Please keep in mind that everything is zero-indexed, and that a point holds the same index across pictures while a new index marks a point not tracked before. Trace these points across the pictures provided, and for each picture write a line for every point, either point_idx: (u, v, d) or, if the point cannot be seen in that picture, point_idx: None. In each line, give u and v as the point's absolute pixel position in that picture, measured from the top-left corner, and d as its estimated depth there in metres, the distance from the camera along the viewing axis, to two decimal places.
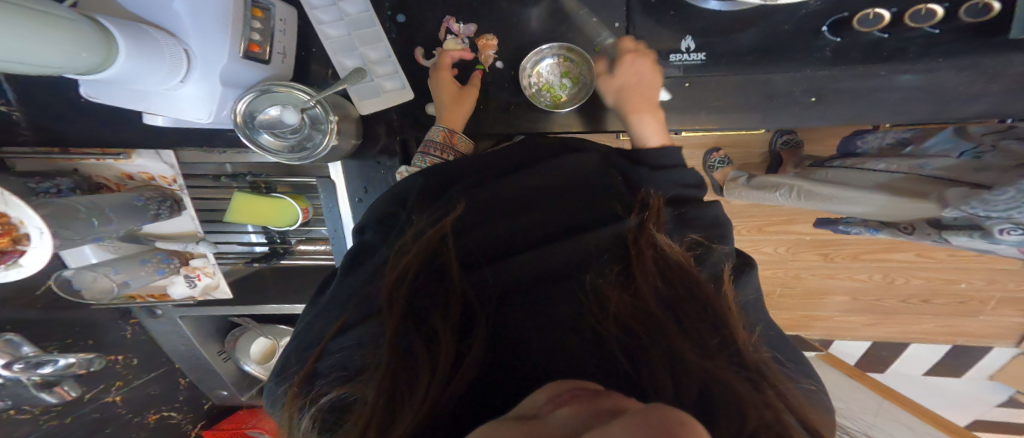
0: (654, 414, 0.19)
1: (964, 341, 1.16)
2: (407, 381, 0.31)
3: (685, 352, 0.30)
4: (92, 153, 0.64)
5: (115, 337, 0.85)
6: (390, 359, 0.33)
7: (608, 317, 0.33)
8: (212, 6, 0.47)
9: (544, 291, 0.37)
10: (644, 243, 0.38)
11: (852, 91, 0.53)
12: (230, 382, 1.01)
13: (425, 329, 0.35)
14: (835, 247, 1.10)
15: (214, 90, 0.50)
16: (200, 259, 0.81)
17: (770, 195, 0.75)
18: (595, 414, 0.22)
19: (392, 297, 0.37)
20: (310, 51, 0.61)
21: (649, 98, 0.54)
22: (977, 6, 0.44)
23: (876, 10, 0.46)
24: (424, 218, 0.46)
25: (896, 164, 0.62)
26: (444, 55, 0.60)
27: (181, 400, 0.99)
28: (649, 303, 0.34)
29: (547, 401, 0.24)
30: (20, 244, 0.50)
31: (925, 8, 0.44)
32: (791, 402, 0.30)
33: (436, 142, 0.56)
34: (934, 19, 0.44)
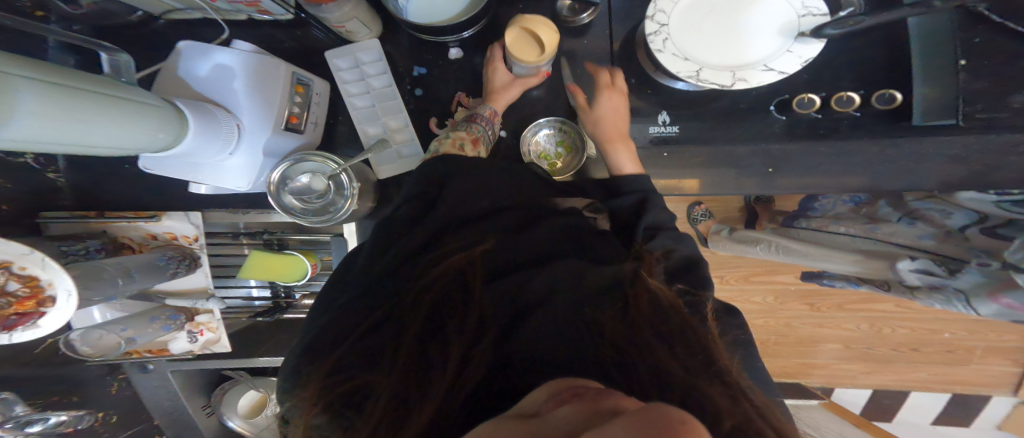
0: (643, 417, 0.27)
1: (961, 389, 1.25)
2: (421, 382, 0.39)
3: (670, 371, 0.39)
4: (125, 217, 0.72)
5: (101, 393, 0.84)
6: (408, 363, 0.41)
7: (607, 339, 0.42)
8: (265, 90, 0.59)
9: (545, 314, 0.45)
10: (640, 283, 0.47)
11: (802, 165, 0.60)
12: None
13: (440, 341, 0.43)
14: (819, 296, 1.21)
15: (256, 160, 0.60)
16: (206, 314, 0.84)
17: (750, 248, 0.93)
18: (597, 413, 0.29)
19: (413, 314, 0.45)
20: (338, 119, 0.71)
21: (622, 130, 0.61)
22: (883, 96, 0.53)
23: (807, 95, 0.55)
24: (446, 245, 0.52)
25: (852, 227, 0.78)
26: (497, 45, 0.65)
27: None
28: (641, 332, 0.42)
29: (547, 400, 0.34)
30: (44, 306, 0.53)
31: (845, 95, 0.54)
32: (763, 422, 0.38)
33: (484, 115, 0.63)
34: (853, 104, 0.53)
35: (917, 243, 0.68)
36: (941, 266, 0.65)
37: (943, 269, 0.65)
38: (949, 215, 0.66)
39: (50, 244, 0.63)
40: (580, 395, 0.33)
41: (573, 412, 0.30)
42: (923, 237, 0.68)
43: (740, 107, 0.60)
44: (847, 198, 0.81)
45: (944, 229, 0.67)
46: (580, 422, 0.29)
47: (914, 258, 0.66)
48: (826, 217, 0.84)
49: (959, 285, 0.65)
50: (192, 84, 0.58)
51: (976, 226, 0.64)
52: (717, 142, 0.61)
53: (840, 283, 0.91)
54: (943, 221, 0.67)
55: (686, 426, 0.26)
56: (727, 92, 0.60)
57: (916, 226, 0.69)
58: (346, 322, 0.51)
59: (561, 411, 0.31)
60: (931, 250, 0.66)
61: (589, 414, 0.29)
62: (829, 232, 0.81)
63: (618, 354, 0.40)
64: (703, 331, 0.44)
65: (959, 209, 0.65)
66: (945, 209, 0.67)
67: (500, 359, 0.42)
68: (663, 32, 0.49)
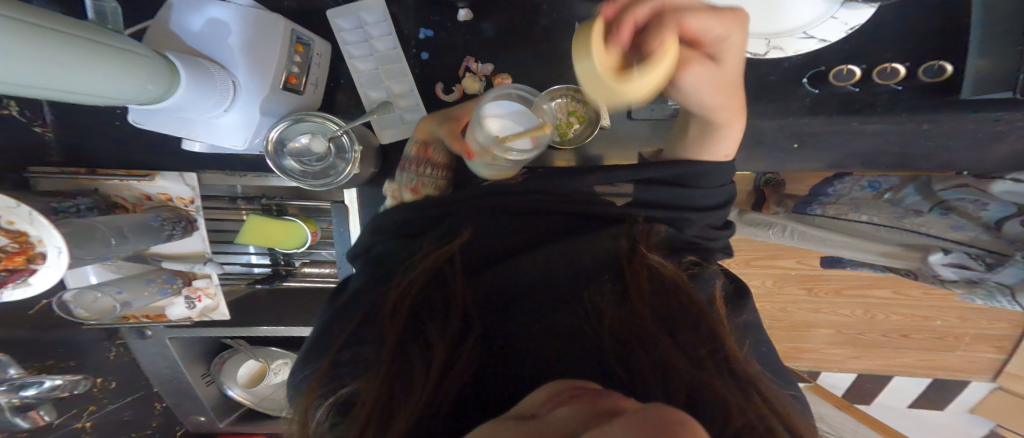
0: (652, 417, 0.27)
1: (943, 374, 1.28)
2: (408, 382, 0.40)
3: (676, 361, 0.39)
4: (117, 174, 0.70)
5: (98, 358, 0.83)
6: (393, 364, 0.42)
7: (602, 331, 0.42)
8: (262, 45, 0.55)
9: (537, 307, 0.46)
10: (637, 266, 0.47)
11: (829, 139, 0.59)
12: (211, 407, 1.00)
13: (426, 340, 0.44)
14: (819, 281, 1.21)
15: (252, 119, 0.57)
16: (203, 279, 0.82)
17: (763, 231, 0.92)
18: (597, 413, 0.30)
19: (397, 310, 0.46)
20: (339, 82, 0.68)
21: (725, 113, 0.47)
22: (933, 68, 0.50)
23: (848, 66, 0.52)
24: (434, 238, 0.53)
25: (877, 215, 0.75)
26: None
27: (154, 427, 0.96)
28: (639, 320, 0.43)
29: (548, 401, 0.33)
30: (34, 263, 0.51)
31: (890, 67, 0.51)
32: (777, 407, 0.38)
33: (411, 157, 0.61)
34: (898, 76, 0.51)
35: (951, 234, 0.67)
36: (978, 260, 0.67)
37: (979, 262, 0.67)
38: (983, 210, 0.64)
39: (41, 199, 0.63)
40: (579, 395, 0.33)
41: (570, 411, 0.30)
42: (957, 228, 0.67)
43: (768, 79, 0.57)
44: (866, 184, 0.79)
45: (980, 222, 0.66)
46: (579, 422, 0.29)
47: (948, 253, 0.67)
48: (842, 204, 0.81)
49: (998, 279, 0.68)
50: (186, 38, 0.55)
51: (1013, 218, 0.62)
52: (742, 117, 0.59)
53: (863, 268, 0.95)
54: (977, 214, 0.65)
55: (688, 427, 0.26)
56: (751, 65, 0.56)
57: (948, 217, 0.68)
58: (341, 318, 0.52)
59: (560, 411, 0.31)
60: (973, 241, 0.66)
61: (587, 415, 0.29)
62: (851, 221, 0.78)
63: (614, 350, 0.41)
64: (706, 312, 0.44)
65: (992, 201, 0.62)
66: (978, 202, 0.65)
67: (490, 356, 0.42)
68: None
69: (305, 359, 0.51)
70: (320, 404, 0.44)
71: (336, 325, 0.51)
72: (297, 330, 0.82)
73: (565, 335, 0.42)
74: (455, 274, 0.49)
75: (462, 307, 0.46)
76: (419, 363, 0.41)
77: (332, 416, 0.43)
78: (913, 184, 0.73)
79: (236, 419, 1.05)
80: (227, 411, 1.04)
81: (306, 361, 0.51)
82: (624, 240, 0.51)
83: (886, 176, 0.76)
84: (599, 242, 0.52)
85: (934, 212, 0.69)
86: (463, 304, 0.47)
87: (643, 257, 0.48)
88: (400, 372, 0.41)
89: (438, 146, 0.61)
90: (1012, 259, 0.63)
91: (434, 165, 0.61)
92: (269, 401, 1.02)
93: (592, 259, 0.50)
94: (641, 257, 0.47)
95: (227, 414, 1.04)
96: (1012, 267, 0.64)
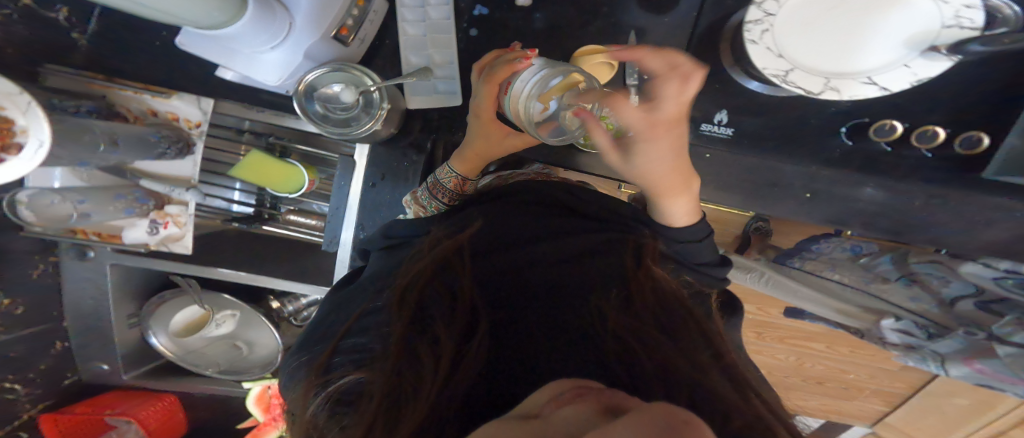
0: (660, 421, 0.26)
1: (835, 419, 1.43)
2: (414, 376, 0.40)
3: (679, 365, 0.40)
4: (132, 86, 0.63)
5: (22, 272, 0.75)
6: (398, 356, 0.41)
7: (608, 333, 0.42)
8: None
9: (546, 305, 0.45)
10: (644, 276, 0.48)
11: (837, 194, 0.64)
12: (121, 355, 0.93)
13: (432, 334, 0.44)
14: (768, 328, 1.29)
15: (293, 61, 0.53)
16: (176, 206, 0.74)
17: (743, 274, 0.96)
18: (600, 414, 0.29)
19: (404, 301, 0.47)
20: (383, 42, 0.64)
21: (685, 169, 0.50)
22: (970, 139, 0.55)
23: (891, 123, 0.55)
24: (444, 232, 0.56)
25: (846, 276, 0.86)
26: (501, 69, 0.52)
27: (43, 371, 0.85)
28: (646, 326, 0.43)
29: (551, 401, 0.33)
30: (5, 152, 0.46)
31: (930, 131, 0.55)
32: (775, 415, 0.37)
33: (446, 188, 0.64)
34: (935, 141, 0.55)
35: (909, 303, 0.79)
36: (923, 329, 0.79)
37: (924, 332, 0.79)
38: (952, 282, 0.73)
39: (43, 93, 0.58)
40: (582, 395, 0.33)
41: (576, 411, 0.30)
42: (915, 300, 0.79)
43: (805, 121, 0.61)
44: (850, 247, 0.87)
45: (938, 297, 0.76)
46: (582, 422, 0.28)
47: (900, 319, 0.80)
48: (821, 260, 0.90)
49: (936, 348, 0.79)
50: None
51: (970, 299, 0.72)
52: (769, 157, 0.63)
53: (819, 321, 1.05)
54: (940, 289, 0.76)
55: (693, 426, 0.26)
56: (780, 110, 0.60)
57: (911, 288, 0.79)
58: (348, 306, 0.53)
59: (565, 411, 0.30)
60: (925, 312, 0.78)
61: (593, 415, 0.29)
62: (823, 277, 0.88)
63: (621, 350, 0.40)
64: (702, 323, 0.46)
65: (957, 280, 0.72)
66: (944, 278, 0.74)
67: (503, 354, 0.41)
68: (765, 23, 0.48)
69: (307, 348, 0.51)
70: (318, 396, 0.43)
71: (340, 316, 0.52)
72: (255, 280, 0.79)
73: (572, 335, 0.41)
74: (462, 268, 0.50)
75: (468, 301, 0.46)
76: (429, 361, 0.41)
77: (333, 408, 0.41)
78: (887, 257, 0.84)
79: (142, 374, 0.98)
80: (134, 363, 0.96)
81: (308, 351, 0.50)
82: (630, 251, 0.52)
83: (863, 242, 0.86)
84: (607, 252, 0.53)
85: (901, 280, 0.80)
86: (470, 301, 0.47)
87: (647, 267, 0.49)
88: (406, 370, 0.40)
89: (473, 181, 0.65)
90: (951, 332, 0.76)
91: (466, 197, 0.66)
92: (195, 354, 0.99)
93: (598, 263, 0.51)
94: (646, 267, 0.49)
95: (135, 367, 0.97)
96: (953, 337, 0.75)
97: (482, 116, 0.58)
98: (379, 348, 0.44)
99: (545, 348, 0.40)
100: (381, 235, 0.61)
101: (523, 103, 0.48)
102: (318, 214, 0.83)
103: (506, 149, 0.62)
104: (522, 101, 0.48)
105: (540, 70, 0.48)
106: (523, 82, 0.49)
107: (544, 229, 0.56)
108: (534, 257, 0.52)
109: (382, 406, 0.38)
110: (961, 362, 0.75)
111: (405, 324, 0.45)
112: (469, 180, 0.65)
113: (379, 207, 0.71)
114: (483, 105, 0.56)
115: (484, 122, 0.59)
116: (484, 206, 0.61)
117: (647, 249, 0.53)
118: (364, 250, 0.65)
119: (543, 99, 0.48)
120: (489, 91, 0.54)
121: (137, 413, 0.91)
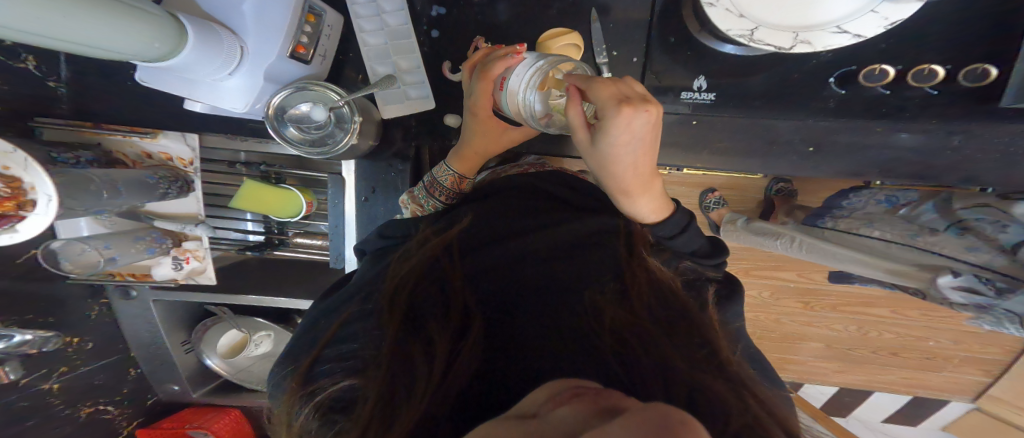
0: (657, 418, 0.23)
1: (923, 393, 1.29)
2: (405, 379, 0.37)
3: (676, 362, 0.36)
4: (120, 130, 0.67)
5: (81, 316, 0.83)
6: (390, 358, 0.39)
7: (603, 327, 0.39)
8: (276, 13, 0.52)
9: (539, 298, 0.42)
10: (639, 268, 0.45)
11: (847, 143, 0.62)
12: (185, 376, 1.00)
13: (423, 334, 0.41)
14: (815, 295, 1.22)
15: (255, 85, 0.55)
16: (193, 241, 0.82)
17: (771, 241, 0.94)
18: (597, 414, 0.25)
19: (394, 302, 0.44)
20: (347, 56, 0.65)
21: (649, 169, 0.46)
22: (976, 72, 0.52)
23: (881, 67, 0.53)
24: (433, 228, 0.53)
25: (888, 231, 0.76)
26: (500, 64, 0.51)
27: (124, 393, 0.94)
28: (641, 319, 0.41)
29: (550, 400, 0.28)
30: (23, 210, 0.50)
31: (927, 70, 0.52)
32: (774, 413, 0.35)
33: (444, 187, 0.63)
34: (935, 79, 0.52)
35: (967, 256, 0.66)
36: (989, 285, 0.65)
37: (989, 287, 0.65)
38: (1004, 232, 0.64)
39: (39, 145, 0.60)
40: (580, 394, 0.29)
41: (576, 411, 0.26)
42: (971, 250, 0.66)
43: (793, 77, 0.59)
44: (883, 198, 0.82)
45: (997, 245, 0.64)
46: (582, 421, 0.24)
47: (959, 275, 0.65)
48: (857, 218, 0.82)
49: (1009, 305, 0.66)
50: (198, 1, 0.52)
51: None
52: (759, 117, 0.62)
53: (868, 282, 0.98)
54: (995, 236, 0.65)
55: (688, 426, 0.22)
56: (775, 64, 0.58)
57: (965, 238, 0.67)
58: (338, 310, 0.51)
59: (561, 412, 0.26)
60: (985, 264, 0.64)
61: (592, 414, 0.25)
62: (859, 235, 0.79)
63: (613, 346, 0.37)
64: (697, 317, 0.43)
65: (1014, 224, 0.63)
66: (1000, 223, 0.65)
67: (493, 353, 0.38)
68: None
69: (295, 356, 0.49)
70: (308, 404, 0.41)
71: (330, 318, 0.50)
72: (280, 301, 0.81)
73: (566, 330, 0.38)
74: (453, 264, 0.47)
75: (460, 297, 0.44)
76: (422, 363, 0.38)
77: (323, 415, 0.40)
78: (931, 202, 0.75)
79: (209, 391, 1.05)
80: (201, 382, 1.04)
81: (297, 357, 0.48)
82: (624, 242, 0.50)
83: (903, 191, 0.80)
84: (601, 242, 0.50)
85: (949, 228, 0.70)
86: (463, 298, 0.44)
87: (641, 258, 0.47)
88: (399, 372, 0.38)
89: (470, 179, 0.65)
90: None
91: (462, 195, 0.65)
92: (246, 372, 1.03)
93: (597, 254, 0.48)
94: (641, 259, 0.46)
95: (202, 384, 1.05)
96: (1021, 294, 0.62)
97: (479, 114, 0.58)
98: (370, 352, 0.42)
99: (541, 341, 0.37)
100: (376, 235, 0.60)
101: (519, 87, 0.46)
102: (323, 234, 0.87)
103: (504, 142, 0.63)
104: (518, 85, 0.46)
105: (536, 60, 0.46)
106: (519, 76, 0.47)
107: (535, 219, 0.53)
108: (526, 245, 0.49)
109: (374, 411, 0.35)
110: None
111: (398, 325, 0.42)
112: (467, 178, 0.64)
113: (373, 220, 0.74)
114: (481, 103, 0.56)
115: (482, 119, 0.59)
116: (474, 201, 0.58)
117: (640, 242, 0.50)
118: (360, 250, 0.63)
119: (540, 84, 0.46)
120: (485, 88, 0.54)
121: (210, 425, 0.96)
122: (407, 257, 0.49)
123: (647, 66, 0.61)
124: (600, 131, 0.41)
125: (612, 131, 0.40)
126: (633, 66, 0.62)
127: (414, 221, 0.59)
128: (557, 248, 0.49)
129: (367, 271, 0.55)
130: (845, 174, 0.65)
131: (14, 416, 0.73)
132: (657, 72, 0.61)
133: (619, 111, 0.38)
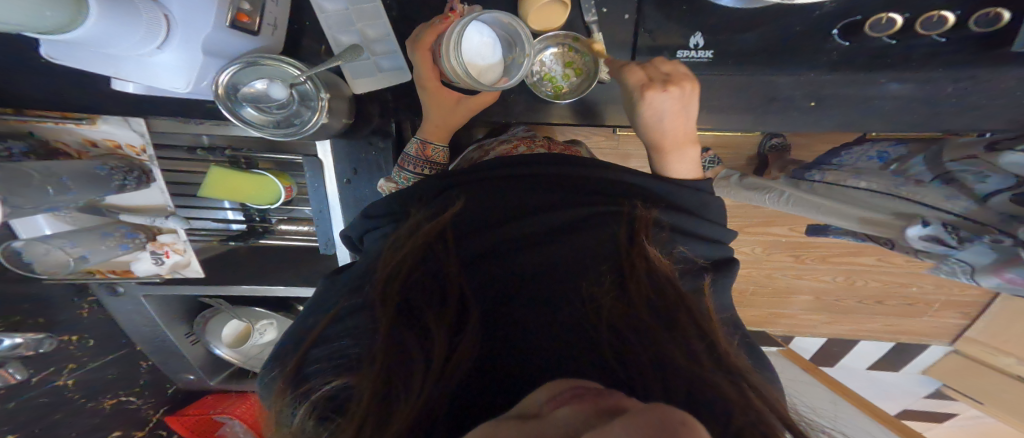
0: (656, 419, 0.21)
1: (906, 339, 1.33)
2: (401, 378, 0.35)
3: (674, 356, 0.35)
4: (51, 117, 0.64)
5: (71, 317, 0.80)
6: (384, 354, 0.37)
7: (601, 320, 0.37)
8: None
9: (537, 290, 0.40)
10: (638, 255, 0.43)
11: (849, 96, 0.59)
12: (200, 366, 1.01)
13: (418, 328, 0.39)
14: (806, 249, 1.22)
15: (194, 59, 0.50)
16: (168, 235, 0.80)
17: (761, 196, 0.91)
18: (597, 414, 0.24)
19: (385, 295, 0.42)
20: (303, 25, 0.60)
21: (685, 132, 0.55)
22: (988, 16, 0.48)
23: (889, 15, 0.49)
24: (423, 212, 0.50)
25: (875, 181, 0.72)
26: (427, 28, 0.53)
27: (142, 383, 0.95)
28: (640, 310, 0.39)
29: (549, 400, 0.27)
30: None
31: (938, 16, 0.48)
32: (773, 404, 0.34)
33: (411, 156, 0.60)
34: (945, 25, 0.49)
35: (944, 205, 0.65)
36: (954, 235, 0.66)
37: (953, 237, 0.66)
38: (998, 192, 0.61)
39: None
40: (581, 395, 0.27)
41: (574, 412, 0.24)
42: (951, 199, 0.64)
43: (796, 29, 0.55)
44: (874, 154, 0.77)
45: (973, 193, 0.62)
46: (581, 423, 0.23)
47: (927, 225, 0.67)
48: (845, 171, 0.78)
49: (969, 259, 0.69)
50: None
51: (1006, 192, 0.58)
52: (757, 71, 0.58)
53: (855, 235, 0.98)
54: (972, 185, 0.62)
55: (689, 426, 0.21)
56: (776, 14, 0.53)
57: (946, 187, 0.65)
58: (328, 306, 0.48)
59: (561, 414, 0.25)
60: (960, 214, 0.64)
61: (592, 415, 0.24)
62: (844, 187, 0.77)
63: (612, 341, 0.36)
64: (698, 307, 0.41)
65: (994, 173, 0.58)
66: (982, 173, 0.60)
67: (491, 349, 0.36)
68: None
69: (284, 355, 0.47)
70: (303, 404, 0.40)
71: (321, 311, 0.48)
72: (275, 289, 0.80)
73: (566, 325, 0.37)
74: (445, 253, 0.45)
75: (455, 289, 0.41)
76: (419, 359, 0.36)
77: (317, 414, 0.38)
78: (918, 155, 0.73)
79: (225, 377, 1.08)
80: (216, 370, 1.05)
81: (286, 357, 0.46)
82: (624, 226, 0.47)
83: (899, 144, 0.75)
84: (597, 226, 0.47)
85: (936, 182, 0.66)
86: (459, 291, 0.42)
87: (640, 244, 0.44)
88: (395, 368, 0.36)
89: (436, 145, 0.60)
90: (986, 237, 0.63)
91: (433, 165, 0.60)
92: (257, 359, 1.01)
93: (594, 242, 0.45)
94: (639, 245, 0.44)
95: (218, 372, 1.06)
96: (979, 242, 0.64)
97: (427, 85, 0.57)
98: (364, 348, 0.40)
99: (541, 337, 0.36)
100: (360, 220, 0.57)
101: (451, 61, 0.48)
102: (308, 219, 0.85)
103: (463, 115, 0.60)
104: (450, 58, 0.48)
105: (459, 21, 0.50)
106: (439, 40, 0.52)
107: (529, 205, 0.50)
108: (521, 233, 0.46)
109: (369, 411, 0.33)
110: (993, 273, 0.67)
111: (391, 319, 0.40)
112: (432, 144, 0.60)
113: (360, 201, 0.72)
114: (425, 74, 0.55)
115: (431, 91, 0.57)
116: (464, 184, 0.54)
117: (640, 224, 0.47)
118: (349, 238, 0.61)
119: (476, 49, 0.51)
120: (423, 57, 0.54)
121: (234, 410, 1.01)
122: (398, 245, 0.46)
123: (638, 24, 0.57)
124: (632, 107, 0.54)
125: (641, 107, 0.53)
126: (624, 24, 0.57)
127: (401, 206, 0.55)
128: (552, 235, 0.46)
129: (355, 264, 0.52)
130: (846, 127, 0.62)
131: (36, 414, 0.74)
132: (650, 30, 0.57)
133: (641, 94, 0.51)
